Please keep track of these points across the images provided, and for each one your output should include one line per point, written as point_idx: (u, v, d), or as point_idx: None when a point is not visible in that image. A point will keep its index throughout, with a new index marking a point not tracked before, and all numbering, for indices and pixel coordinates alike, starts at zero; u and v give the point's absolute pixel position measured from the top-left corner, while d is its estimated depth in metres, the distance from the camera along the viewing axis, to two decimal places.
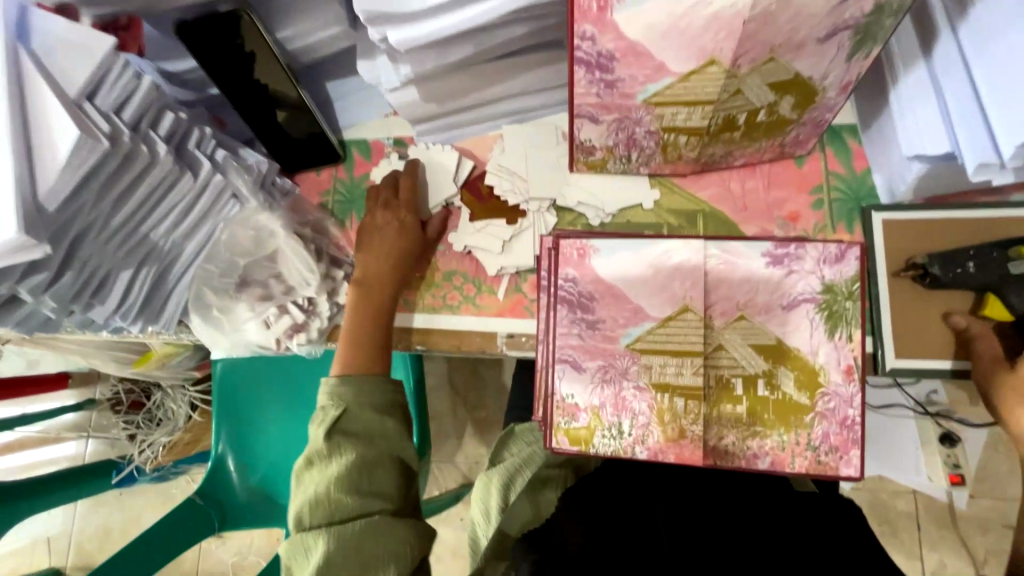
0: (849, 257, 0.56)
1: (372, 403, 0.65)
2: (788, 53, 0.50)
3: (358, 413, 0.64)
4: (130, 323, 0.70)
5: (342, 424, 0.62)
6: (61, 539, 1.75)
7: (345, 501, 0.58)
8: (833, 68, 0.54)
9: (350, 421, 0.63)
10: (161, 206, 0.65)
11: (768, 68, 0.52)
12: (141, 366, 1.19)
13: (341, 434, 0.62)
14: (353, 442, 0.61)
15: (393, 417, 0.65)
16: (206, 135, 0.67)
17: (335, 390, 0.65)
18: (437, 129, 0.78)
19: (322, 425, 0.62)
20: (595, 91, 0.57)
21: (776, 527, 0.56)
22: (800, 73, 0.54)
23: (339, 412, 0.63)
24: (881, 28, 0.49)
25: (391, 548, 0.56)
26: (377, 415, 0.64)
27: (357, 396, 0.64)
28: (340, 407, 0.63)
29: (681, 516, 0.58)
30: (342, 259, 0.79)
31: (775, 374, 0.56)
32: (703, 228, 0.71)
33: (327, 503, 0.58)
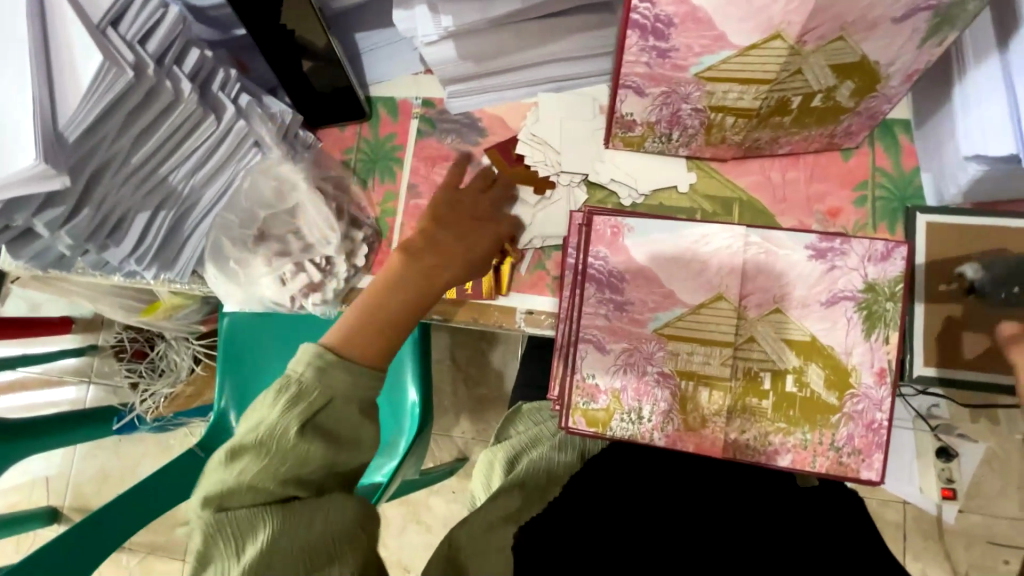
0: (895, 256, 0.54)
1: (348, 393, 0.54)
2: (858, 32, 0.47)
3: (342, 408, 0.53)
4: (145, 269, 0.68)
5: (321, 416, 0.52)
6: (60, 479, 1.78)
7: (278, 492, 0.48)
8: (902, 53, 0.51)
9: (329, 416, 0.52)
10: (183, 148, 0.62)
11: (835, 47, 0.49)
12: (148, 316, 1.19)
13: (315, 429, 0.51)
14: (317, 441, 0.51)
15: (374, 421, 0.55)
16: (231, 78, 0.66)
17: (325, 374, 0.53)
18: (469, 91, 0.75)
19: (293, 407, 0.51)
20: (646, 59, 0.55)
21: (777, 516, 0.56)
22: (867, 56, 0.51)
23: (322, 402, 0.52)
24: (962, 12, 0.46)
25: (333, 533, 0.49)
26: (364, 420, 0.54)
27: (343, 383, 0.53)
28: (323, 395, 0.52)
29: (694, 513, 0.56)
30: (362, 220, 0.75)
31: (804, 371, 0.55)
32: (739, 217, 0.69)
33: (256, 491, 0.48)
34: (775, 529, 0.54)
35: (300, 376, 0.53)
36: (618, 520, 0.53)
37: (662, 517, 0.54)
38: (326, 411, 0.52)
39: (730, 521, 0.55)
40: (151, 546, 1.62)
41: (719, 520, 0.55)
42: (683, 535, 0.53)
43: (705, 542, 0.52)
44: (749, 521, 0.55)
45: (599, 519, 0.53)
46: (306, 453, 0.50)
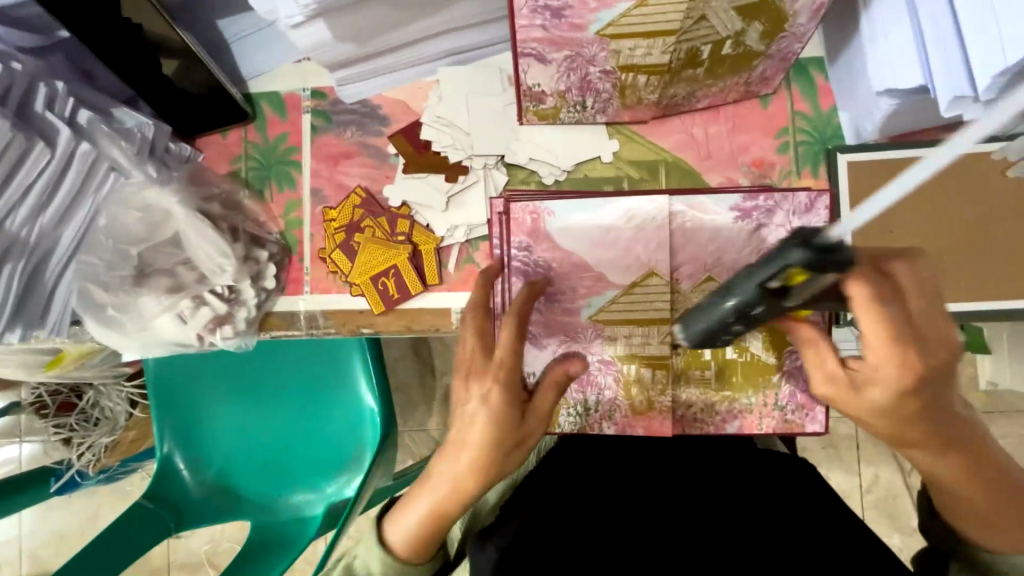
0: (819, 207, 0.53)
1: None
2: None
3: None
4: (5, 333, 0.57)
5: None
6: (11, 548, 1.64)
7: None
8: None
9: None
10: (11, 186, 0.52)
11: None
12: (54, 370, 1.05)
13: None
14: None
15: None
16: (59, 93, 0.55)
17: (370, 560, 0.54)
18: (361, 75, 0.66)
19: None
20: (541, 22, 0.49)
21: (757, 482, 0.54)
22: None
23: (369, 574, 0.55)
24: None
25: None
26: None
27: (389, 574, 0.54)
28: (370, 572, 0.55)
29: (656, 481, 0.55)
30: (263, 237, 0.67)
31: (742, 336, 0.53)
32: (666, 180, 0.65)
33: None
34: (771, 497, 0.51)
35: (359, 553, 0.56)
36: (599, 514, 0.49)
37: (650, 507, 0.49)
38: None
39: (722, 497, 0.51)
40: None
41: (715, 499, 0.51)
42: (683, 520, 0.47)
43: (715, 527, 0.46)
44: (742, 495, 0.51)
45: (572, 511, 0.49)
46: None
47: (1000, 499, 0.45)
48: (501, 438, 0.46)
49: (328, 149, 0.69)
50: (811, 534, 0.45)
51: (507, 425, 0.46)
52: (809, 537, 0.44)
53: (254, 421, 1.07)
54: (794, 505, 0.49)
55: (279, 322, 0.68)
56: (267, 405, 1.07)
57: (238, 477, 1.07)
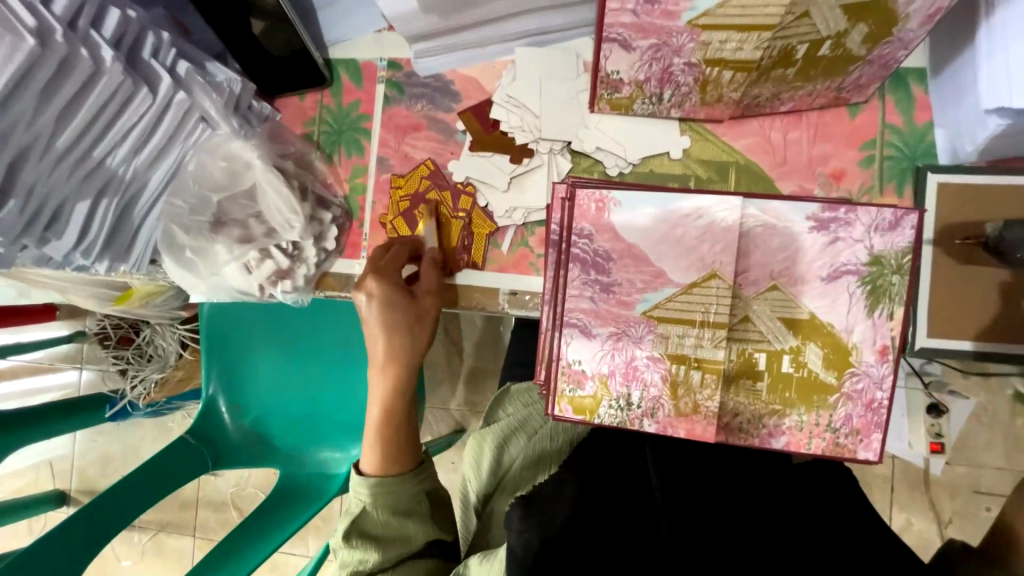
0: (905, 226, 0.49)
1: (391, 506, 0.62)
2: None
3: (377, 514, 0.61)
4: (95, 262, 0.63)
5: (364, 520, 0.61)
6: (63, 462, 1.79)
7: (378, 522, 0.61)
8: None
9: (370, 522, 0.61)
10: (115, 127, 0.56)
11: None
12: (122, 305, 1.13)
13: (360, 535, 0.60)
14: (373, 546, 0.60)
15: (414, 518, 0.62)
16: (164, 43, 0.58)
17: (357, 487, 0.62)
18: (439, 49, 0.67)
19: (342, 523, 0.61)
20: (632, 7, 0.48)
21: (783, 497, 0.53)
22: None
23: (360, 511, 0.61)
24: None
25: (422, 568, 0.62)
26: (397, 519, 0.62)
27: (376, 498, 0.62)
28: (359, 505, 0.62)
29: (717, 486, 0.52)
30: (328, 199, 0.69)
31: (803, 351, 0.51)
32: (736, 183, 0.63)
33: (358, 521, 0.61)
34: (808, 529, 0.50)
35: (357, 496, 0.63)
36: (622, 504, 0.49)
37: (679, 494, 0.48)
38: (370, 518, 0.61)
39: (750, 505, 0.51)
40: (160, 524, 1.65)
41: (745, 507, 0.51)
42: (713, 523, 0.47)
43: (738, 533, 0.47)
44: (775, 515, 0.50)
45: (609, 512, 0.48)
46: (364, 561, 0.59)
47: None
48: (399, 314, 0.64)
49: (398, 120, 0.71)
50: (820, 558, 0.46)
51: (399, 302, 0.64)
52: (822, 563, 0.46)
53: (294, 376, 1.12)
54: (822, 534, 0.49)
55: (334, 283, 0.71)
56: (306, 359, 1.11)
57: (272, 427, 1.13)
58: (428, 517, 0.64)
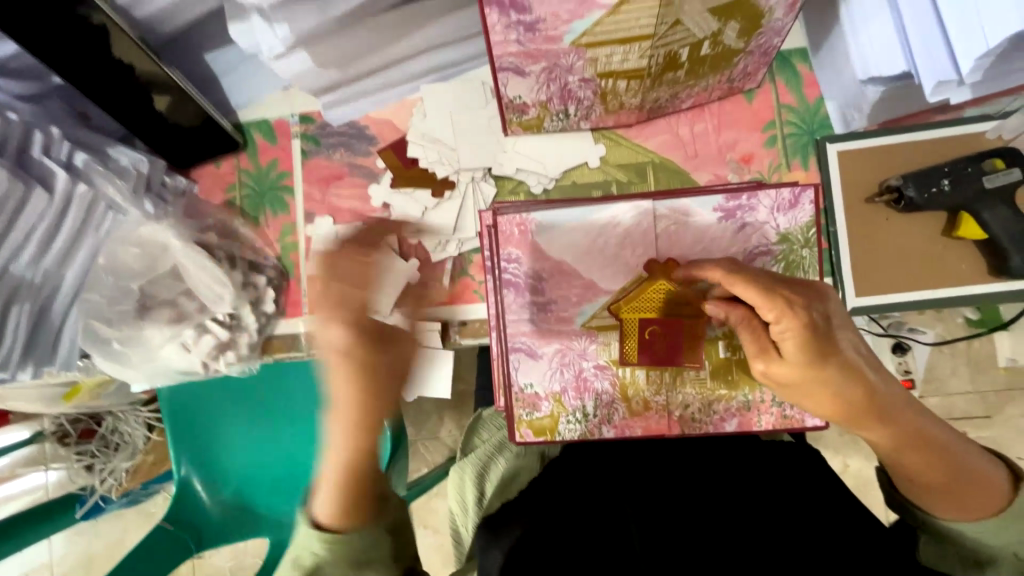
0: (804, 201, 0.51)
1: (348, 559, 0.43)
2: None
3: (331, 571, 0.43)
4: (19, 371, 0.59)
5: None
6: (42, 574, 1.67)
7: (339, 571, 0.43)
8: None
9: None
10: (14, 233, 0.53)
11: None
12: (72, 401, 1.07)
13: None
14: None
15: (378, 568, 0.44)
16: (55, 138, 0.56)
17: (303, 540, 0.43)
18: (345, 99, 0.67)
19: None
20: (515, 37, 0.49)
21: (780, 473, 0.50)
22: None
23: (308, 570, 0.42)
24: None
25: None
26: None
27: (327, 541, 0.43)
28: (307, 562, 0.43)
29: (697, 478, 0.50)
30: (261, 263, 0.68)
31: (734, 334, 0.53)
32: (654, 181, 0.65)
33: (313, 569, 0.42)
34: (796, 501, 0.46)
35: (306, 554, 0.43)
36: (596, 527, 0.44)
37: (652, 509, 0.45)
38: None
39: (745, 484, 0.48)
40: None
41: (733, 492, 0.47)
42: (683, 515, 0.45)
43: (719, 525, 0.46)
44: (767, 493, 0.47)
45: (574, 532, 0.44)
46: None
47: (960, 491, 0.42)
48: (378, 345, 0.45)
49: (319, 172, 0.70)
50: (833, 544, 0.42)
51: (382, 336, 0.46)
52: (839, 547, 0.41)
53: (268, 444, 1.08)
54: (811, 501, 0.47)
55: (280, 344, 0.70)
56: (279, 427, 1.08)
57: (255, 497, 1.08)
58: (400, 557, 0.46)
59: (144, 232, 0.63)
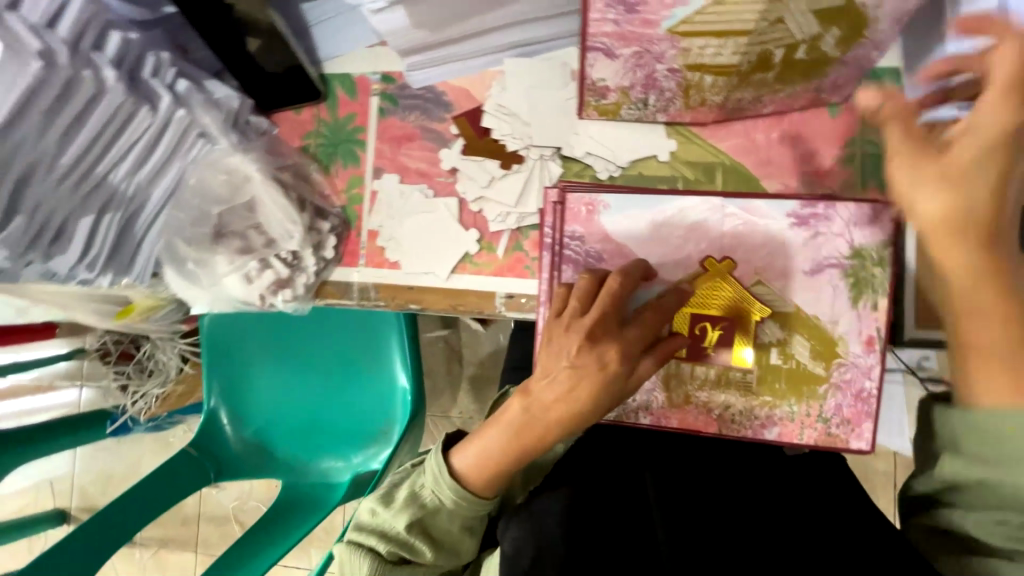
0: (884, 219, 0.50)
1: (463, 520, 0.55)
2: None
3: (449, 519, 0.54)
4: (99, 275, 0.65)
5: (429, 520, 0.54)
6: (65, 480, 1.78)
7: (450, 524, 0.54)
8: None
9: (439, 522, 0.55)
10: (117, 144, 0.57)
11: None
12: (123, 319, 1.14)
13: (422, 531, 0.54)
14: (428, 545, 0.54)
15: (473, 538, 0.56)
16: (164, 61, 0.59)
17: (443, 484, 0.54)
18: (431, 62, 0.69)
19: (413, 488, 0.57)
20: (614, 16, 0.52)
21: (782, 494, 0.56)
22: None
23: (432, 508, 0.55)
24: None
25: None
26: (464, 534, 0.55)
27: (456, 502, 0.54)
28: (435, 500, 0.55)
29: (716, 492, 0.55)
30: (328, 210, 0.71)
31: (788, 343, 0.52)
32: (722, 184, 0.65)
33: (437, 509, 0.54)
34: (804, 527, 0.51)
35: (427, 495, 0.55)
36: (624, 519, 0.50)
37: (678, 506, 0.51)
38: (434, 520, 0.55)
39: (751, 505, 0.54)
40: (163, 539, 1.65)
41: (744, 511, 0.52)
42: (710, 519, 0.50)
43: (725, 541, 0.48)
44: (775, 516, 0.52)
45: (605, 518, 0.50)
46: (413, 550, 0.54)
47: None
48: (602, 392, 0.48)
49: (393, 131, 0.73)
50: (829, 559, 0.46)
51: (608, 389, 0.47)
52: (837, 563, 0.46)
53: (295, 390, 1.12)
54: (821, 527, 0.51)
55: (333, 291, 0.73)
56: (309, 375, 1.11)
57: (273, 437, 1.13)
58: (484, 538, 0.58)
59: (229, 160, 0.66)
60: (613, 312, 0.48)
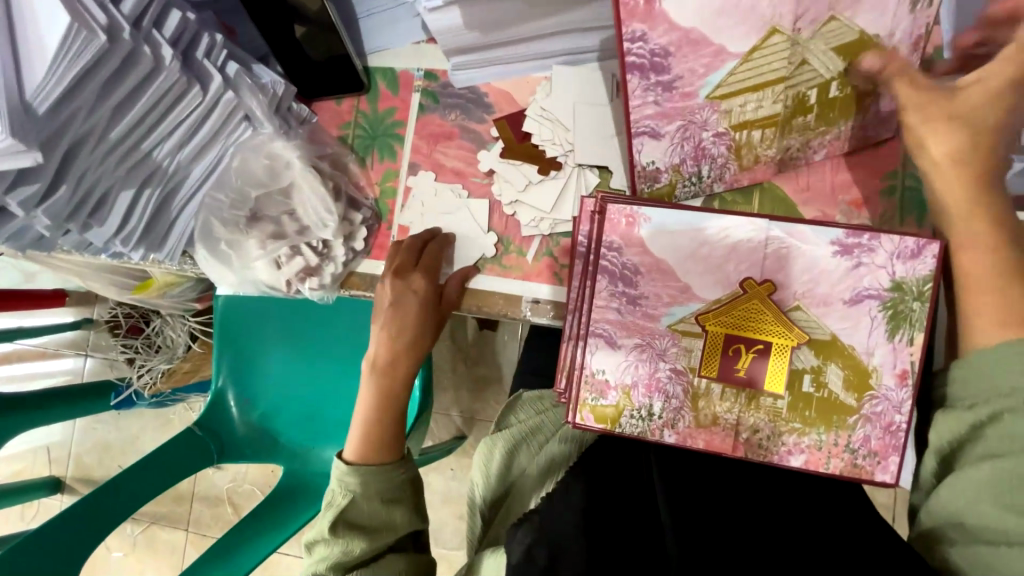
0: (926, 254, 0.50)
1: (379, 494, 0.61)
2: (845, 8, 0.46)
3: (365, 504, 0.60)
4: (132, 250, 0.64)
5: (351, 514, 0.60)
6: (61, 448, 1.78)
7: (368, 508, 0.60)
8: (897, 22, 0.49)
9: (357, 513, 0.60)
10: (166, 122, 0.57)
11: (830, 28, 0.48)
12: (141, 294, 1.14)
13: (348, 525, 0.59)
14: (359, 537, 0.58)
15: (400, 507, 0.62)
16: (217, 44, 0.60)
17: (345, 478, 0.61)
18: (477, 63, 0.70)
19: (328, 513, 0.60)
20: (653, 99, 0.53)
21: (779, 523, 0.58)
22: (864, 30, 0.49)
23: (347, 502, 0.60)
24: None
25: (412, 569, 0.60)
26: (384, 507, 0.61)
27: (362, 484, 0.61)
28: (347, 496, 0.60)
29: (712, 516, 0.57)
30: (360, 201, 0.72)
31: (823, 371, 0.51)
32: (759, 206, 0.65)
33: (352, 502, 0.60)
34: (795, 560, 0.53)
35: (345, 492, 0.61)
36: (635, 544, 0.53)
37: (689, 531, 0.53)
38: (356, 510, 0.60)
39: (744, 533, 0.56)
40: (154, 516, 1.64)
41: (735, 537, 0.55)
42: (711, 540, 0.53)
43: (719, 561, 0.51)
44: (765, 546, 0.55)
45: (616, 538, 0.53)
46: (348, 553, 0.57)
47: None
48: (427, 315, 0.69)
49: (431, 128, 0.73)
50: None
51: (429, 306, 0.69)
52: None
53: (306, 375, 1.11)
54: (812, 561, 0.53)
55: (359, 282, 0.73)
56: (321, 364, 1.10)
57: (280, 423, 1.12)
58: (414, 506, 0.63)
59: (283, 150, 0.67)
60: (410, 260, 0.68)
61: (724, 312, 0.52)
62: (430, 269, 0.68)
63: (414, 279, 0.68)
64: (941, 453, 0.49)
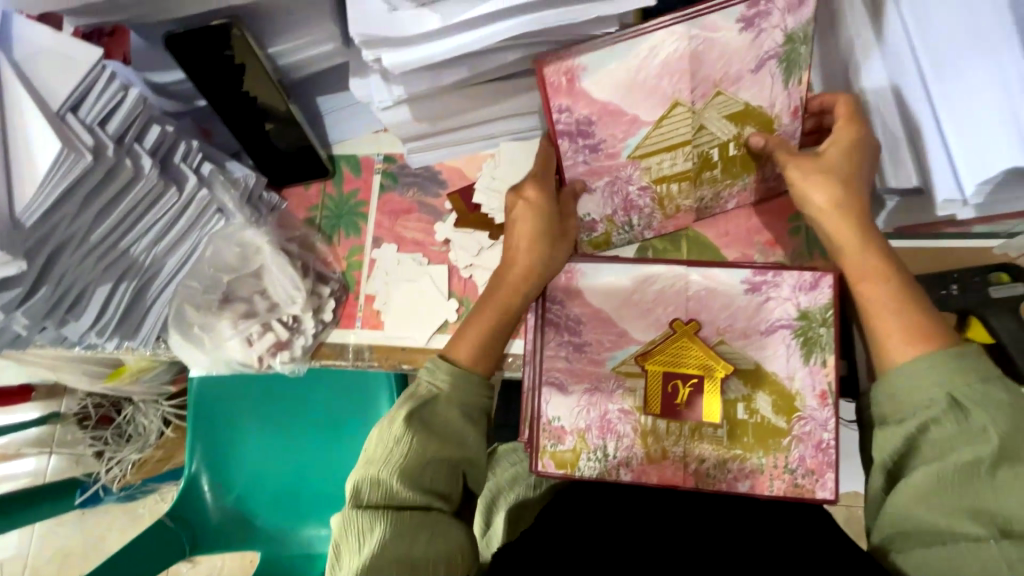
0: (824, 285, 0.57)
1: (461, 404, 0.54)
2: (729, 85, 0.56)
3: (445, 407, 0.54)
4: (106, 340, 0.68)
5: (428, 414, 0.53)
6: (15, 562, 1.64)
7: (451, 413, 0.53)
8: (775, 97, 0.58)
9: (434, 414, 0.53)
10: (143, 220, 0.63)
11: (719, 101, 0.57)
12: (112, 382, 1.13)
13: (421, 428, 0.52)
14: (430, 440, 0.52)
15: (476, 429, 0.54)
16: (193, 149, 0.67)
17: (437, 368, 0.55)
18: (430, 146, 0.79)
19: (403, 406, 0.53)
20: (583, 158, 0.61)
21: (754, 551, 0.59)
22: (749, 103, 0.58)
23: (430, 395, 0.54)
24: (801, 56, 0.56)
25: (448, 544, 0.50)
26: (464, 420, 0.54)
27: (450, 388, 0.54)
28: (433, 388, 0.55)
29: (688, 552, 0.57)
30: (328, 275, 0.77)
31: (753, 398, 0.56)
32: (687, 252, 0.73)
33: (437, 395, 0.54)
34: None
35: (426, 391, 0.55)
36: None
37: None
38: (435, 405, 0.54)
39: None
40: None
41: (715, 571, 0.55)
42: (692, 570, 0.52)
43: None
44: None
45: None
46: (413, 458, 0.51)
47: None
48: (545, 225, 0.59)
49: (392, 205, 0.80)
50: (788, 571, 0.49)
51: (547, 213, 0.60)
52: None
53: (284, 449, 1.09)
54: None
55: (330, 351, 0.76)
56: (298, 437, 1.09)
57: (257, 504, 1.09)
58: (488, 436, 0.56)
59: (257, 240, 0.74)
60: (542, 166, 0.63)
61: (657, 351, 0.58)
62: (541, 164, 0.63)
63: (527, 190, 0.61)
64: (885, 468, 0.50)
